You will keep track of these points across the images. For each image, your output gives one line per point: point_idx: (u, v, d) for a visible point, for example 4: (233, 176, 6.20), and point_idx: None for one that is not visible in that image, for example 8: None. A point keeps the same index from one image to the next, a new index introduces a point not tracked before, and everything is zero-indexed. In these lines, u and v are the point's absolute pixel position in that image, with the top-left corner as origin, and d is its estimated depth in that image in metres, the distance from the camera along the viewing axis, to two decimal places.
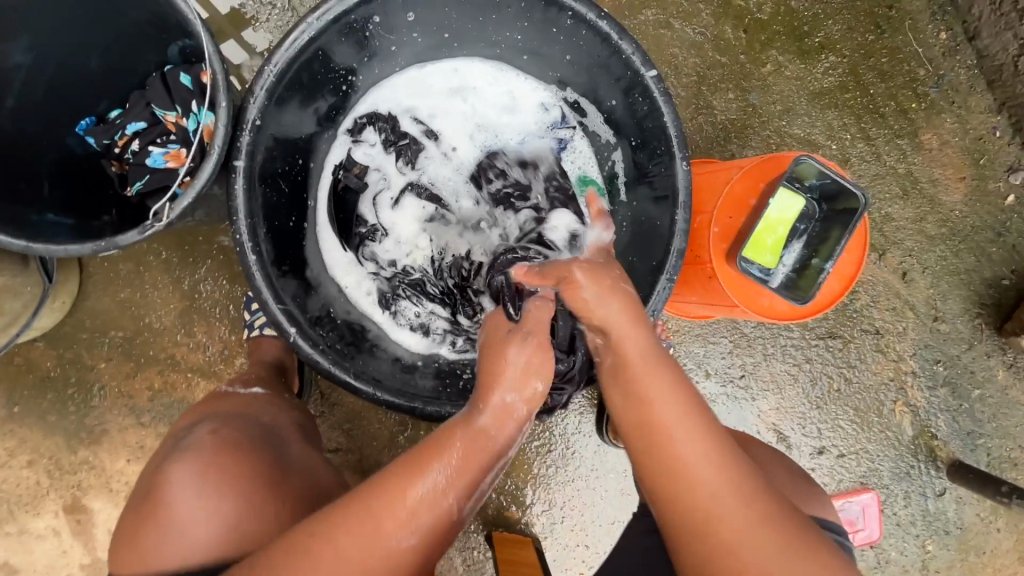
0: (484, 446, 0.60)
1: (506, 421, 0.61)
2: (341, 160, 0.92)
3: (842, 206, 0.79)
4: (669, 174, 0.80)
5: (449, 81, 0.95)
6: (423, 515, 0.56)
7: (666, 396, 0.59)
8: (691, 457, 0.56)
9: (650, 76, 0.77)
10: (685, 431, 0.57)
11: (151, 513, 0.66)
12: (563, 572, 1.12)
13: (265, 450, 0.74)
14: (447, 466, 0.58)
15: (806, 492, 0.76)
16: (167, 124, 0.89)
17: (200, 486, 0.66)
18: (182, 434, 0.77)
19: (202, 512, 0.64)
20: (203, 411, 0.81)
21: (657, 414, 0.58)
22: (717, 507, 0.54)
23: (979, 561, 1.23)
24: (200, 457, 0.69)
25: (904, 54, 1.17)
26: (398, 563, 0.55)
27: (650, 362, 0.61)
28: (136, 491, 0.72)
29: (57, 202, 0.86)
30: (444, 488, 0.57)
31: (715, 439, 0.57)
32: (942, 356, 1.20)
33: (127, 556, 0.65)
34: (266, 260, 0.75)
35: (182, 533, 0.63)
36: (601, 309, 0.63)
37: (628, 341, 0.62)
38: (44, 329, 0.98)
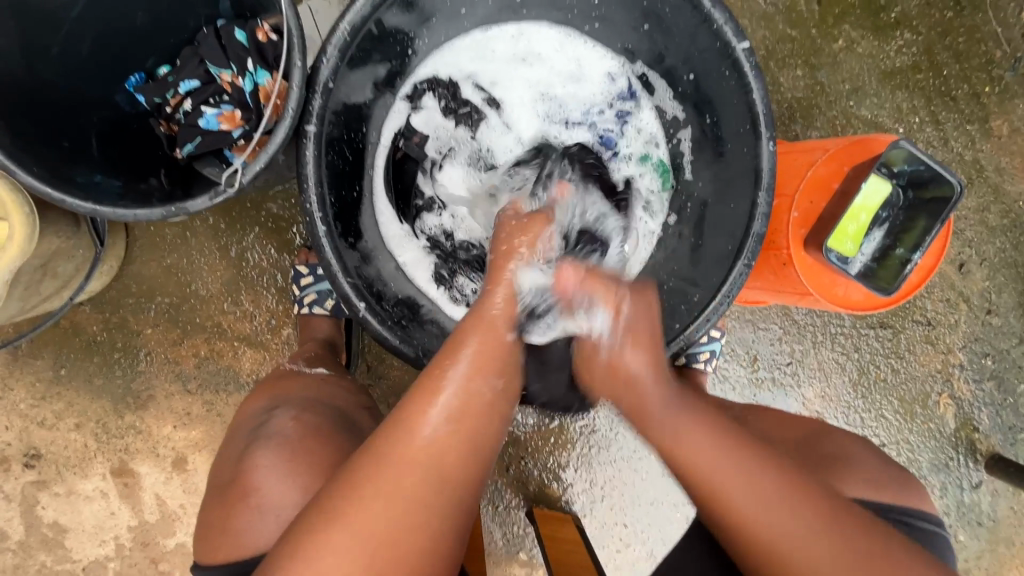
0: (500, 336, 0.63)
1: (517, 311, 0.65)
2: (400, 127, 0.88)
3: (931, 194, 0.78)
4: (753, 153, 0.76)
5: (513, 47, 0.91)
6: (456, 404, 0.58)
7: (690, 439, 0.63)
8: (747, 511, 0.61)
9: (743, 48, 0.73)
10: (708, 473, 0.62)
11: (241, 497, 0.67)
12: (602, 549, 1.13)
13: (344, 432, 0.74)
14: (468, 361, 0.60)
15: (901, 481, 0.78)
16: (222, 82, 0.84)
17: (289, 471, 0.68)
18: (259, 417, 0.76)
19: (290, 490, 0.66)
20: (276, 393, 0.80)
21: (703, 475, 0.62)
22: (784, 549, 0.60)
23: (1008, 554, 1.19)
24: (286, 442, 0.70)
25: (982, 34, 1.11)
26: (445, 448, 0.57)
27: (669, 411, 0.65)
28: (221, 476, 0.73)
29: (105, 163, 0.81)
30: (471, 380, 0.60)
31: (747, 472, 0.62)
32: (991, 349, 1.16)
33: (221, 537, 0.67)
34: (334, 231, 0.73)
35: (276, 514, 0.65)
36: (621, 390, 0.66)
37: (648, 416, 0.65)
38: (91, 292, 0.96)
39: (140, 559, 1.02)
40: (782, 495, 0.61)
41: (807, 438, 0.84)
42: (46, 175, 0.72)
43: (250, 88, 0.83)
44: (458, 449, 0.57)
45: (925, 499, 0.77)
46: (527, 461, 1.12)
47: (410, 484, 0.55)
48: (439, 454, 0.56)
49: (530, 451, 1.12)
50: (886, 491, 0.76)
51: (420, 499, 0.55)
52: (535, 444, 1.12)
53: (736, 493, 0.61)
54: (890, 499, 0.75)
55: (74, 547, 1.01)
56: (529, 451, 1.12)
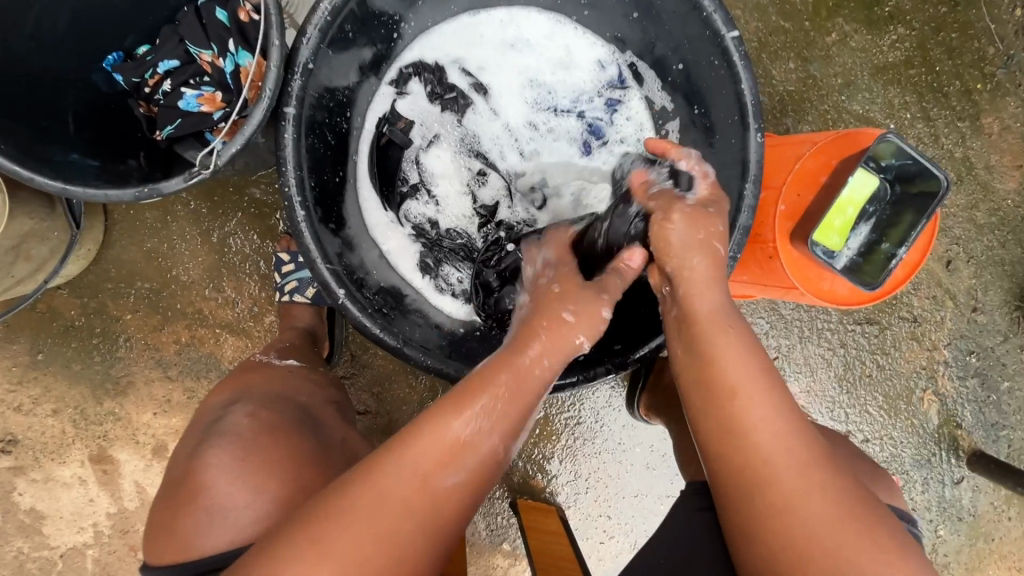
0: (525, 388, 0.61)
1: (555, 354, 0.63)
2: (385, 112, 0.87)
3: (919, 189, 0.77)
4: (741, 144, 0.75)
5: (501, 33, 0.90)
6: (471, 444, 0.57)
7: (737, 356, 0.62)
8: (757, 420, 0.59)
9: (732, 37, 0.72)
10: (749, 392, 0.60)
11: (191, 497, 0.65)
12: (585, 541, 1.13)
13: (303, 430, 0.74)
14: (488, 407, 0.58)
15: (872, 477, 0.79)
16: (201, 63, 0.81)
17: (241, 469, 0.66)
18: (216, 413, 0.75)
19: (240, 491, 0.64)
20: (238, 387, 0.79)
21: (727, 372, 0.61)
22: (780, 467, 0.57)
23: (987, 549, 1.20)
24: (241, 440, 0.69)
25: (975, 30, 1.11)
26: (445, 498, 0.55)
27: (719, 324, 0.64)
28: (173, 474, 0.71)
29: (80, 143, 0.79)
30: (484, 430, 0.58)
31: (783, 407, 0.60)
32: (976, 347, 1.17)
33: (168, 538, 0.64)
34: (314, 216, 0.72)
35: (224, 515, 0.63)
36: (683, 259, 0.66)
37: (701, 296, 0.65)
38: (69, 276, 0.94)
39: (119, 546, 1.01)
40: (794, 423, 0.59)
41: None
42: (16, 152, 0.70)
43: (230, 69, 0.80)
44: (456, 501, 0.56)
45: (889, 493, 0.77)
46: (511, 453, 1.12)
47: (404, 529, 0.53)
48: (439, 497, 0.55)
49: None
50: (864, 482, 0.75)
51: (414, 542, 0.53)
52: None
53: (753, 398, 0.60)
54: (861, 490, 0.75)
55: (52, 534, 1.00)
56: None
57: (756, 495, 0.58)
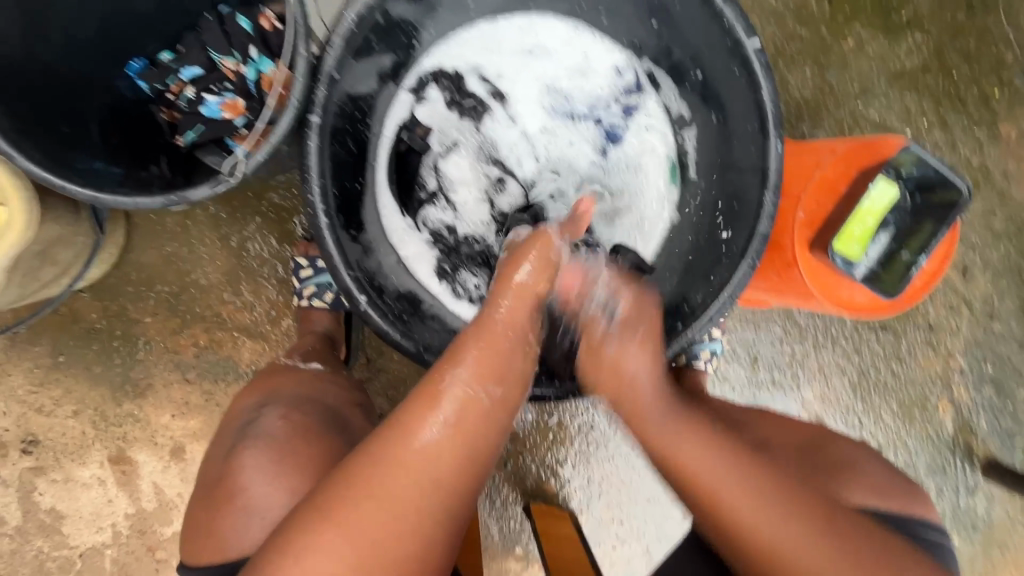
0: (500, 343, 0.62)
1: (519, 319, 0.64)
2: (403, 119, 0.88)
3: (938, 199, 0.78)
4: (760, 153, 0.75)
5: (519, 40, 0.90)
6: (456, 406, 0.58)
7: (695, 451, 0.64)
8: (746, 516, 0.62)
9: (753, 46, 0.72)
10: (723, 487, 0.63)
11: (229, 498, 0.67)
12: (597, 546, 1.13)
13: (333, 431, 0.74)
14: (467, 365, 0.60)
15: (901, 487, 0.79)
16: (224, 70, 0.83)
17: (276, 471, 0.67)
18: (248, 415, 0.76)
19: (275, 492, 0.66)
20: (268, 389, 0.80)
21: (694, 471, 0.64)
22: (781, 553, 0.61)
23: (1002, 558, 1.19)
24: (274, 442, 0.70)
25: (993, 36, 1.10)
26: (438, 455, 0.56)
27: (666, 427, 0.66)
28: (209, 475, 0.73)
29: (106, 149, 0.80)
30: (466, 385, 0.59)
31: (755, 484, 0.62)
32: (992, 355, 1.16)
33: (207, 538, 0.66)
34: (336, 223, 0.73)
35: (262, 516, 0.65)
36: (616, 377, 0.68)
37: (640, 404, 0.67)
38: (90, 279, 0.96)
39: (137, 547, 1.02)
40: (783, 507, 0.62)
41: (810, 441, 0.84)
42: (45, 160, 0.71)
43: (252, 76, 0.82)
44: (453, 457, 0.57)
45: (926, 505, 0.78)
46: (525, 457, 1.12)
47: (403, 488, 0.55)
48: (434, 459, 0.56)
49: (528, 447, 1.12)
50: (886, 497, 0.76)
51: (416, 500, 0.55)
52: (533, 440, 1.12)
53: (734, 497, 0.62)
54: (896, 507, 0.76)
55: (72, 533, 1.02)
56: (528, 446, 1.12)
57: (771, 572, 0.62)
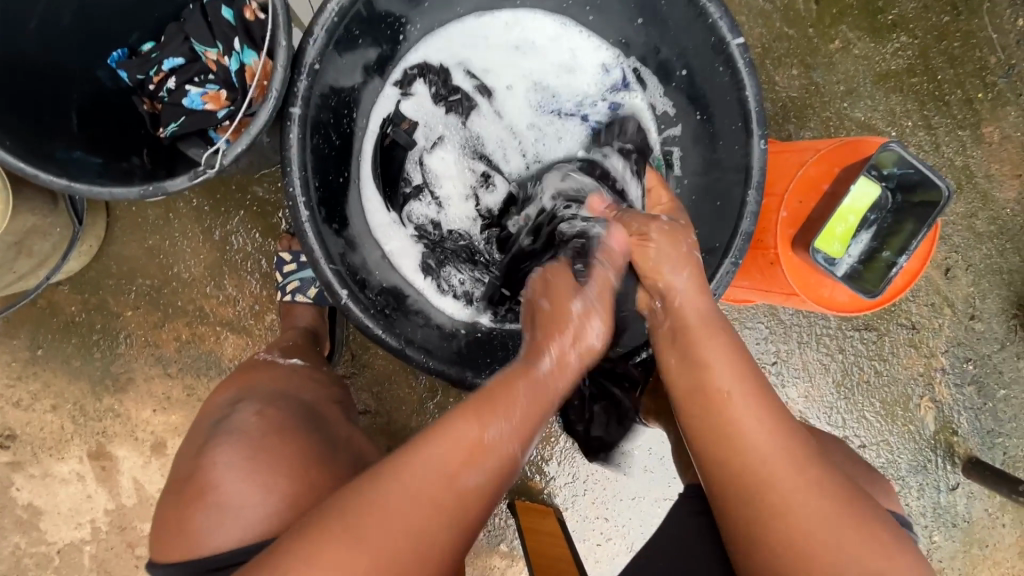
0: (546, 396, 0.62)
1: (566, 370, 0.65)
2: (389, 113, 0.87)
3: (919, 199, 0.78)
4: (744, 151, 0.75)
5: (506, 35, 0.90)
6: (490, 452, 0.57)
7: (726, 363, 0.63)
8: (749, 431, 0.60)
9: (737, 44, 0.72)
10: (739, 400, 0.61)
11: (198, 495, 0.65)
12: (582, 542, 1.13)
13: (308, 428, 0.74)
14: (512, 418, 0.59)
15: (876, 481, 0.78)
16: (206, 62, 0.81)
17: (248, 467, 0.66)
18: (222, 411, 0.75)
19: (249, 489, 0.64)
20: (243, 384, 0.79)
21: (717, 379, 0.63)
22: (768, 472, 0.59)
23: (981, 555, 1.20)
24: (247, 438, 0.69)
25: (978, 39, 1.11)
26: (469, 498, 0.55)
27: (709, 335, 0.66)
28: (179, 473, 0.71)
29: (83, 139, 0.79)
30: (506, 438, 0.58)
31: (770, 412, 0.61)
32: (973, 355, 1.17)
33: (174, 537, 0.64)
34: (318, 217, 0.72)
35: (233, 513, 0.63)
36: (669, 275, 0.69)
37: (690, 305, 0.68)
38: (69, 272, 0.94)
39: (116, 543, 1.01)
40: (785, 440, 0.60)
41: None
42: (20, 149, 0.70)
43: (235, 67, 0.80)
44: (481, 502, 0.56)
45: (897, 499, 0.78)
46: None
47: (431, 527, 0.53)
48: (465, 497, 0.55)
49: None
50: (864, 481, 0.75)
51: (443, 541, 0.53)
52: None
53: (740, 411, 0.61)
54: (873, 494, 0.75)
55: (49, 529, 1.00)
56: None
57: (757, 500, 0.58)
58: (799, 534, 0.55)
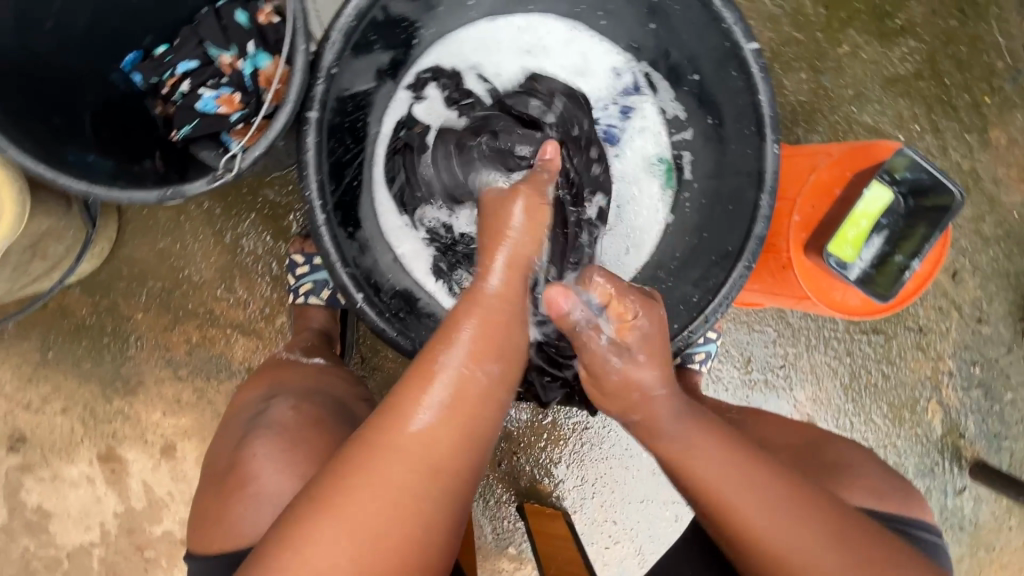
0: (497, 318, 0.60)
1: (515, 287, 0.61)
2: (402, 117, 0.87)
3: (932, 202, 0.79)
4: (757, 155, 0.76)
5: (518, 40, 0.90)
6: (448, 391, 0.56)
7: (709, 456, 0.62)
8: (756, 520, 0.59)
9: (751, 49, 0.73)
10: (733, 492, 0.60)
11: (237, 487, 0.67)
12: (590, 545, 1.13)
13: (344, 422, 0.74)
14: (463, 344, 0.58)
15: (900, 490, 0.78)
16: (221, 65, 0.82)
17: (286, 460, 0.67)
18: (256, 407, 0.75)
19: (288, 482, 0.65)
20: (274, 382, 0.80)
21: (702, 474, 0.62)
22: (777, 544, 0.59)
23: (988, 558, 1.21)
24: (285, 432, 0.69)
25: (985, 44, 1.12)
26: (440, 438, 0.55)
27: (681, 427, 0.64)
28: (218, 465, 0.72)
29: (98, 142, 0.79)
30: (465, 368, 0.57)
31: (768, 492, 0.60)
32: (980, 358, 1.17)
33: (216, 527, 0.66)
34: (333, 220, 0.72)
35: (275, 504, 0.64)
36: (629, 395, 0.64)
37: (655, 417, 0.64)
38: (81, 274, 0.94)
39: (125, 546, 1.00)
40: (780, 498, 0.60)
41: (808, 444, 0.84)
42: (38, 151, 0.71)
43: (249, 72, 0.81)
44: (453, 439, 0.56)
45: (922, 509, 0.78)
46: (519, 457, 1.12)
47: (403, 477, 0.53)
48: (433, 445, 0.55)
49: (522, 447, 1.12)
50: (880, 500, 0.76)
51: (417, 484, 0.54)
52: (527, 440, 1.12)
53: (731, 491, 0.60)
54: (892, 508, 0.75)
55: (58, 532, 1.00)
56: (522, 447, 1.12)
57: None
58: None
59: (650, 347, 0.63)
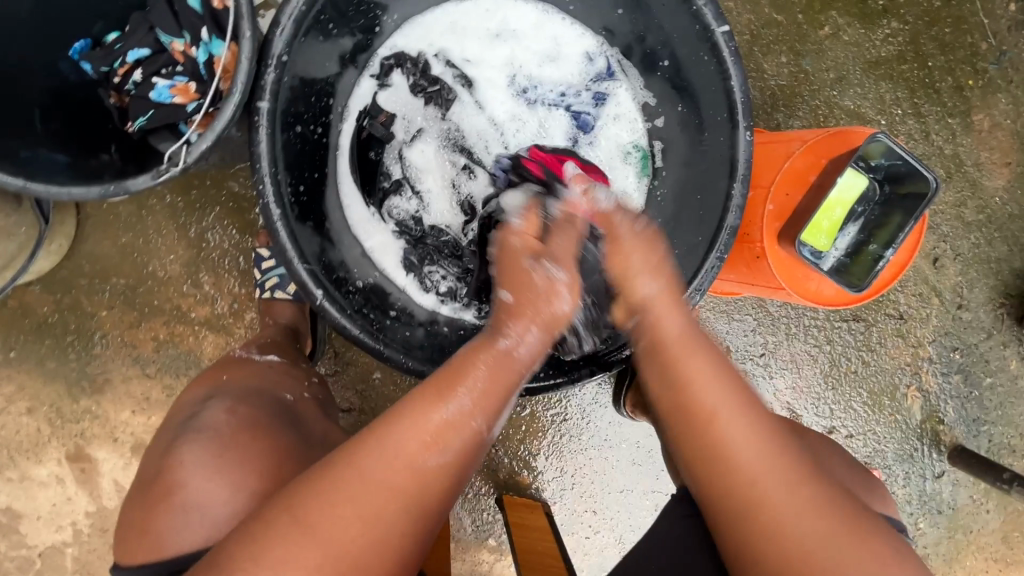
0: (506, 372, 0.61)
1: (533, 345, 0.64)
2: (366, 106, 0.85)
3: (908, 189, 0.77)
4: (729, 143, 0.74)
5: (485, 24, 0.87)
6: (452, 428, 0.56)
7: (705, 370, 0.60)
8: (737, 440, 0.57)
9: (722, 32, 0.70)
10: (723, 409, 0.58)
11: (165, 496, 0.64)
12: (570, 536, 1.13)
13: (282, 424, 0.72)
14: (470, 392, 0.58)
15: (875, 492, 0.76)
16: (172, 52, 0.78)
17: (217, 466, 0.64)
18: (191, 410, 0.72)
19: (217, 488, 0.63)
20: (213, 383, 0.77)
21: (696, 386, 0.60)
22: (766, 486, 0.55)
23: (965, 541, 1.21)
24: (216, 436, 0.67)
25: (969, 25, 1.09)
26: (429, 474, 0.55)
27: (684, 343, 0.63)
28: (147, 472, 0.69)
29: (47, 134, 0.76)
30: (468, 412, 0.57)
31: (755, 420, 0.58)
32: (960, 344, 1.17)
33: (140, 538, 0.62)
34: (290, 215, 0.70)
35: (201, 512, 0.62)
36: (637, 292, 0.66)
37: (663, 323, 0.64)
38: (39, 272, 0.92)
39: (98, 545, 0.99)
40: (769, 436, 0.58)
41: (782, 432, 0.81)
42: None
43: (203, 58, 0.77)
44: (440, 479, 0.55)
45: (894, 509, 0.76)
46: (497, 449, 1.11)
47: (385, 506, 0.52)
48: (421, 482, 0.54)
49: (500, 439, 1.11)
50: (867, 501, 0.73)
51: (396, 518, 0.53)
52: (505, 433, 1.11)
53: (732, 424, 0.58)
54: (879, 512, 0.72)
55: (29, 533, 0.99)
56: (500, 439, 1.11)
57: (751, 522, 0.55)
58: (801, 553, 0.52)
59: (646, 243, 0.68)
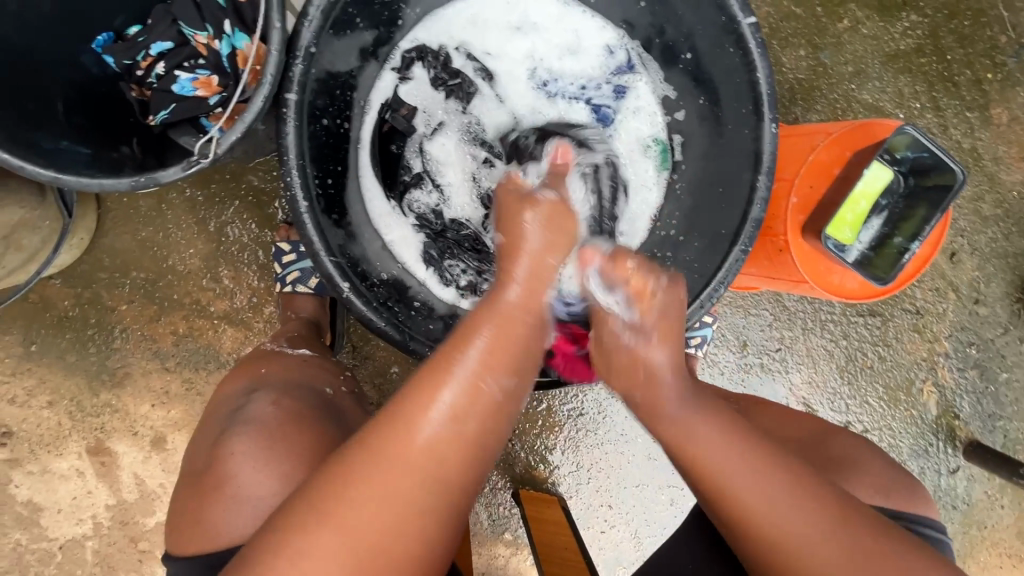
0: (516, 328, 0.57)
1: (537, 296, 0.59)
2: (387, 98, 0.84)
3: (934, 181, 0.77)
4: (754, 135, 0.73)
5: (506, 17, 0.87)
6: (462, 400, 0.52)
7: (710, 436, 0.58)
8: (758, 503, 0.55)
9: (748, 23, 0.70)
10: (733, 475, 0.56)
11: (217, 486, 0.65)
12: (586, 531, 1.13)
13: (324, 416, 0.72)
14: (479, 352, 0.54)
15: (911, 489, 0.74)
16: (195, 45, 0.78)
17: (266, 458, 0.64)
18: (237, 401, 0.73)
19: (266, 480, 0.63)
20: (255, 374, 0.77)
21: (702, 453, 0.57)
22: (791, 543, 0.54)
23: (980, 536, 1.21)
24: (264, 428, 0.67)
25: (988, 18, 1.09)
26: (448, 451, 0.52)
27: (684, 409, 0.60)
28: (195, 463, 0.70)
29: (70, 126, 0.76)
30: (478, 376, 0.54)
31: (773, 479, 0.55)
32: (976, 339, 1.17)
33: (194, 528, 0.64)
34: (317, 208, 0.70)
35: (253, 504, 0.63)
36: (636, 375, 0.61)
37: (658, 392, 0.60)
38: (60, 265, 0.92)
39: (118, 538, 1.00)
40: (790, 487, 0.55)
41: (812, 437, 0.81)
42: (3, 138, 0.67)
43: (226, 51, 0.77)
44: (461, 451, 0.52)
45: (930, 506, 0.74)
46: (513, 443, 1.12)
47: (405, 487, 0.50)
48: (441, 458, 0.51)
49: (517, 434, 1.12)
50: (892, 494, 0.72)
51: (421, 496, 0.50)
52: (522, 428, 1.12)
53: (741, 488, 0.55)
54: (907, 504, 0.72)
55: (50, 526, 0.99)
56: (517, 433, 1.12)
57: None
58: None
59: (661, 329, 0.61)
